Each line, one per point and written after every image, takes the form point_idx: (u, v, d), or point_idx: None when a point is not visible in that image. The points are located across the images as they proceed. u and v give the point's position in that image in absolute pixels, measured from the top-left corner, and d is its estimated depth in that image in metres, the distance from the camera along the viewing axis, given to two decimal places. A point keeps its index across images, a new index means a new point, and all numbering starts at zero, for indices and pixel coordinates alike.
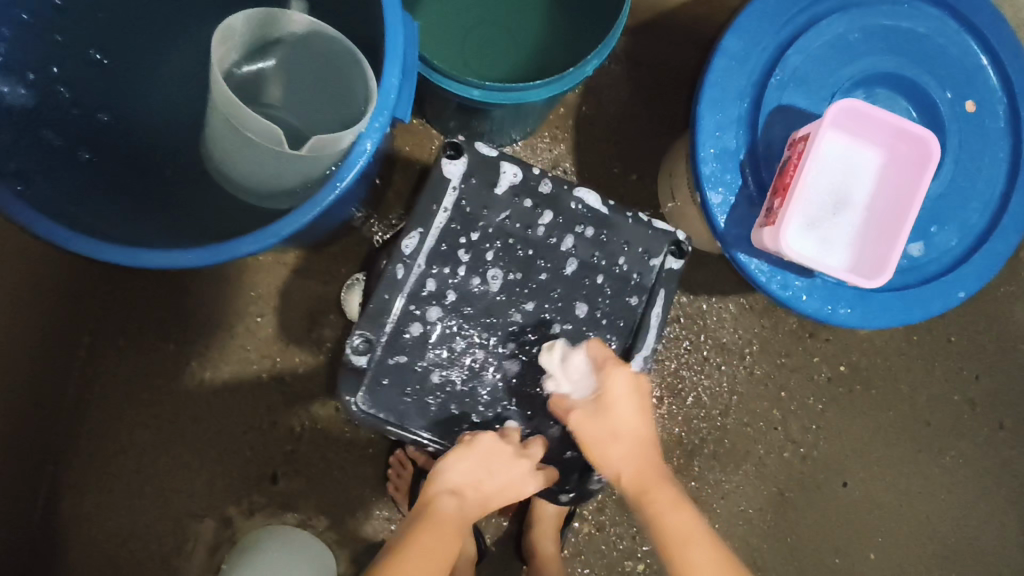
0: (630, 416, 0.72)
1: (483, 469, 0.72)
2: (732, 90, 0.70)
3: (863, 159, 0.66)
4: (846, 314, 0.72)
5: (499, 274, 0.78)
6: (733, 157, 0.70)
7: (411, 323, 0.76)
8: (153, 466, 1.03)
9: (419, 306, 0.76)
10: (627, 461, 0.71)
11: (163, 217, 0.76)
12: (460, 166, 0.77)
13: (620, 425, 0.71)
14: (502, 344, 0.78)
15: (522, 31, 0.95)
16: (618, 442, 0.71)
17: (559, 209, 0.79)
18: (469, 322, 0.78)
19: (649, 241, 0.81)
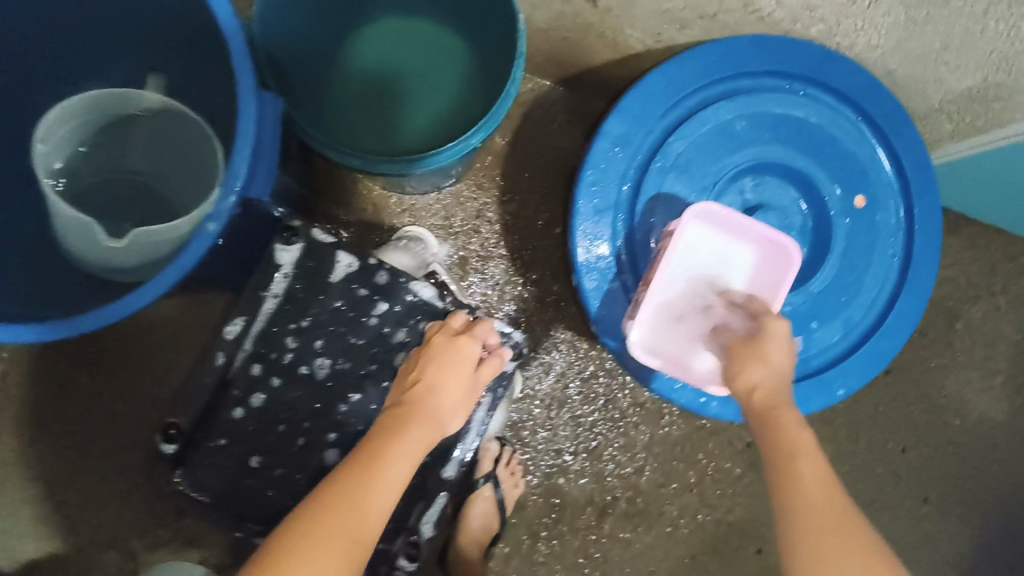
0: (781, 353, 0.57)
1: (436, 365, 0.68)
2: (611, 174, 0.69)
3: (729, 261, 0.65)
4: (719, 405, 0.71)
5: (325, 363, 0.76)
6: (608, 244, 0.69)
7: (233, 407, 0.76)
8: (60, 495, 1.03)
9: (243, 391, 0.76)
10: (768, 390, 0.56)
11: (48, 267, 0.77)
12: (293, 253, 0.76)
13: (772, 348, 0.57)
14: (325, 437, 0.75)
15: (438, 83, 0.95)
16: (764, 370, 0.57)
17: (396, 300, 0.77)
18: (292, 410, 0.76)
19: None
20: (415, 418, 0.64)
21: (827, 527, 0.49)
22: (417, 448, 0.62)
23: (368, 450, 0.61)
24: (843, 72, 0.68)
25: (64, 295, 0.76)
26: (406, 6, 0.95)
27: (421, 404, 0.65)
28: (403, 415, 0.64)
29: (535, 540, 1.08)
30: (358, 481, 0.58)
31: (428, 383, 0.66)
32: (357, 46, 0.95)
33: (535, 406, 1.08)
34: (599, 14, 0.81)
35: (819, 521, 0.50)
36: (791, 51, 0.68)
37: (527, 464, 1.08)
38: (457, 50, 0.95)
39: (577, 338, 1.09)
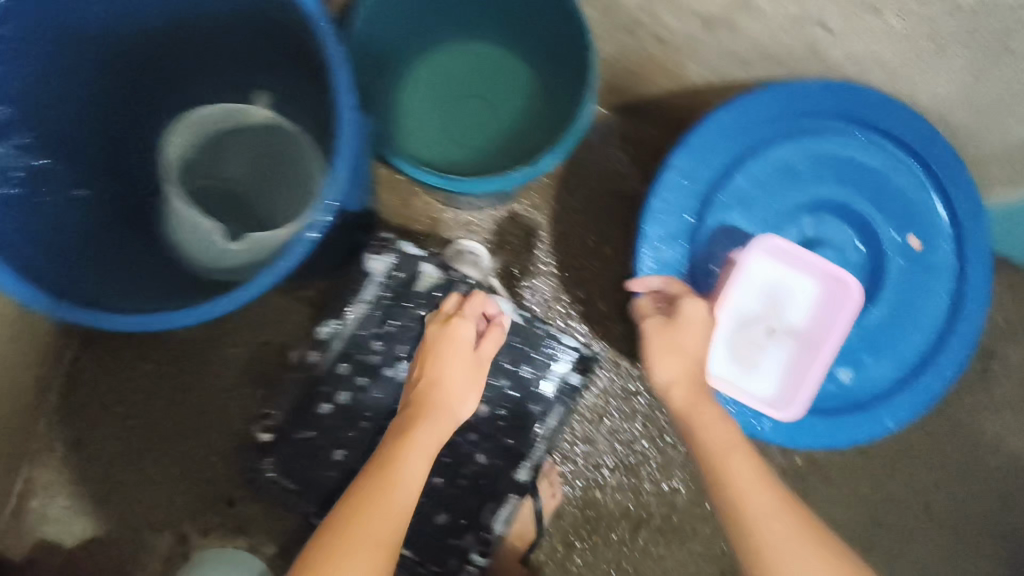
0: (703, 336, 0.67)
1: (444, 356, 0.84)
2: (678, 205, 0.73)
3: (789, 291, 0.68)
4: (771, 429, 0.74)
5: (409, 363, 0.92)
6: (673, 269, 0.73)
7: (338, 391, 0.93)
8: (119, 477, 1.08)
9: (344, 376, 0.93)
10: (689, 379, 0.66)
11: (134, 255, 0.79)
12: (385, 263, 0.92)
13: (698, 332, 0.67)
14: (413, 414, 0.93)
15: (507, 103, 0.98)
16: (685, 361, 0.66)
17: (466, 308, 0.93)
18: (381, 400, 0.93)
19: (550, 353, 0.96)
20: (437, 411, 0.80)
21: (757, 501, 0.62)
22: (432, 439, 0.77)
23: (387, 453, 0.74)
24: (901, 120, 0.72)
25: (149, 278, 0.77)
26: (472, 26, 0.96)
27: (429, 397, 0.81)
28: (417, 410, 0.80)
29: (569, 549, 1.11)
30: (387, 472, 0.71)
31: (432, 375, 0.83)
32: (437, 62, 0.98)
33: (575, 419, 1.12)
34: (665, 49, 0.84)
35: (766, 521, 0.61)
36: (854, 97, 0.72)
37: (565, 475, 1.12)
38: (520, 72, 0.97)
39: (620, 356, 1.12)
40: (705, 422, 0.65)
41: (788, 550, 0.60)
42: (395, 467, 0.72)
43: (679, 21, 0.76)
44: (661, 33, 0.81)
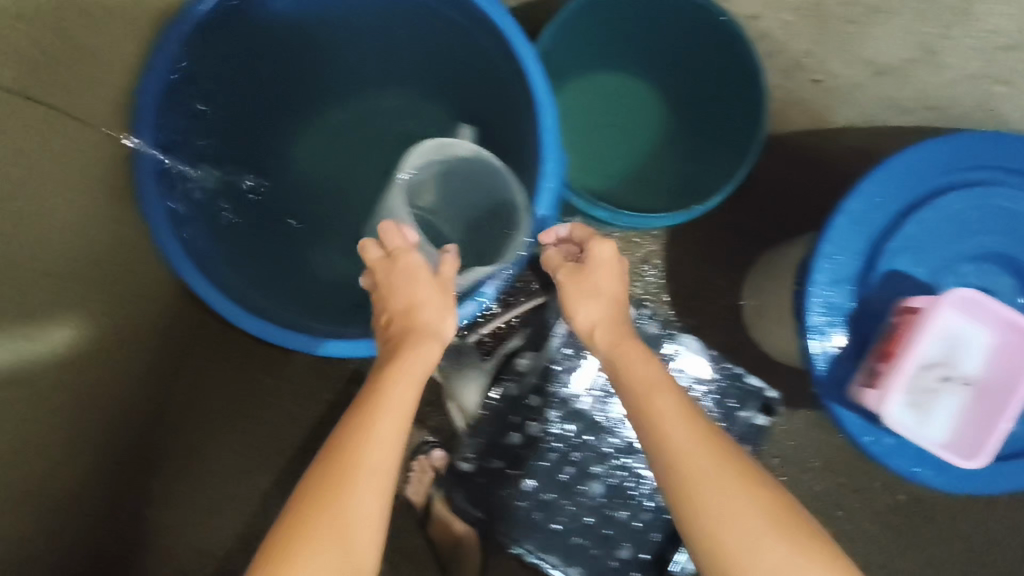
0: (608, 284, 0.68)
1: (402, 281, 0.65)
2: (848, 247, 0.74)
3: (968, 341, 0.69)
4: (930, 474, 0.74)
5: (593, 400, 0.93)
6: (841, 311, 0.74)
7: (526, 420, 0.92)
8: (232, 486, 1.09)
9: (535, 408, 0.92)
10: (612, 323, 0.67)
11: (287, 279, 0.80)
12: None
13: (600, 283, 0.68)
14: (595, 453, 0.92)
15: (643, 137, 0.99)
16: (598, 303, 0.67)
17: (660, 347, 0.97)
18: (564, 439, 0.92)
19: (734, 392, 0.96)
20: (415, 340, 0.63)
21: (694, 455, 0.60)
22: (423, 367, 0.63)
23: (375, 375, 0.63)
24: None
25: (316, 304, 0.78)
26: (615, 58, 0.96)
27: (414, 327, 0.64)
28: (400, 335, 0.64)
29: None
30: (376, 401, 0.61)
31: (404, 301, 0.65)
32: (581, 90, 0.98)
33: None
34: (815, 91, 0.88)
35: (713, 526, 0.58)
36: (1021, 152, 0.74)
37: None
38: (657, 105, 0.98)
39: None
40: (641, 374, 0.64)
41: (750, 543, 0.57)
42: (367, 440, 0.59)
43: (846, 67, 0.84)
44: (818, 77, 0.85)
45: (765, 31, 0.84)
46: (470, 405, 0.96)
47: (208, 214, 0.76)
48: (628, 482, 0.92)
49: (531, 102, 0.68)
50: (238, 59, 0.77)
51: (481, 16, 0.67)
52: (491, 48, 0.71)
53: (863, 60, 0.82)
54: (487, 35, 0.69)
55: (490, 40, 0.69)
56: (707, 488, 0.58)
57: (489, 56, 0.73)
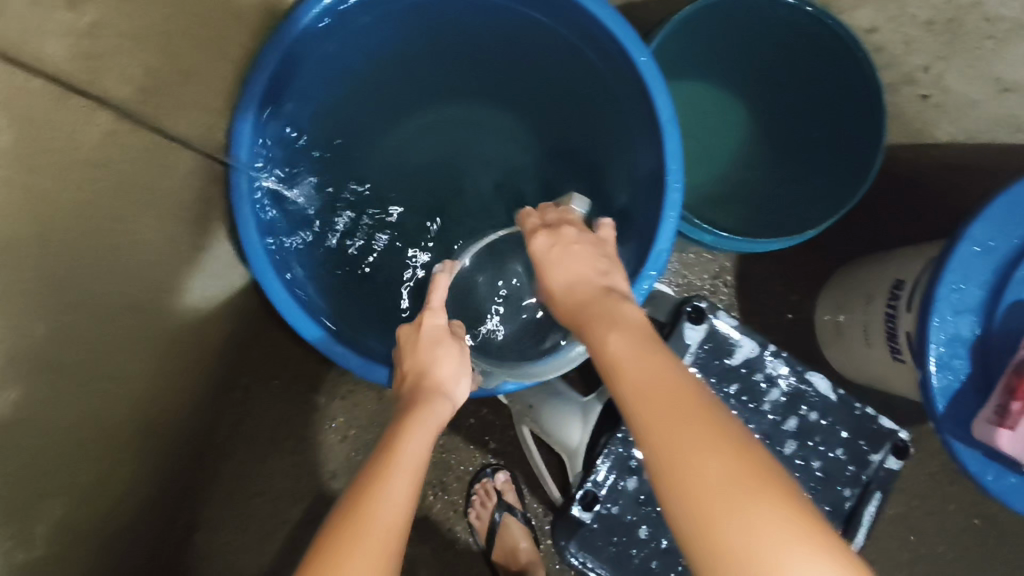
0: (568, 258, 0.62)
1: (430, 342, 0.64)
2: (973, 276, 0.69)
3: None
4: None
5: None
6: (963, 344, 0.70)
7: (628, 476, 0.81)
8: (290, 513, 1.05)
9: (638, 463, 0.81)
10: (577, 298, 0.59)
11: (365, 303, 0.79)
12: (699, 332, 0.83)
13: (550, 270, 0.62)
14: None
15: (724, 150, 0.95)
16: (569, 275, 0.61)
17: (791, 390, 0.85)
18: None
19: (872, 435, 0.85)
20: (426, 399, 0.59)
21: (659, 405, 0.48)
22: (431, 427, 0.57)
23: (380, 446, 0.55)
24: None
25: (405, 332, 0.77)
26: (702, 68, 0.91)
27: (420, 390, 0.60)
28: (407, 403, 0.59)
29: None
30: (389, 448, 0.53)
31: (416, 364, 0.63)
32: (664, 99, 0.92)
33: None
34: (923, 107, 0.83)
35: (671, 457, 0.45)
36: None
37: None
38: (740, 117, 0.94)
39: None
40: (604, 327, 0.55)
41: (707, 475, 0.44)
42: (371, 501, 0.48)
43: (965, 84, 0.76)
44: (929, 93, 0.80)
45: (878, 44, 0.79)
46: (575, 441, 0.88)
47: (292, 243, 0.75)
48: None
49: (651, 129, 0.67)
50: (328, 73, 0.75)
51: (598, 28, 0.67)
52: (601, 66, 0.71)
53: (991, 77, 0.73)
54: (599, 58, 0.70)
55: (609, 53, 0.68)
56: (657, 421, 0.47)
57: (596, 73, 0.73)
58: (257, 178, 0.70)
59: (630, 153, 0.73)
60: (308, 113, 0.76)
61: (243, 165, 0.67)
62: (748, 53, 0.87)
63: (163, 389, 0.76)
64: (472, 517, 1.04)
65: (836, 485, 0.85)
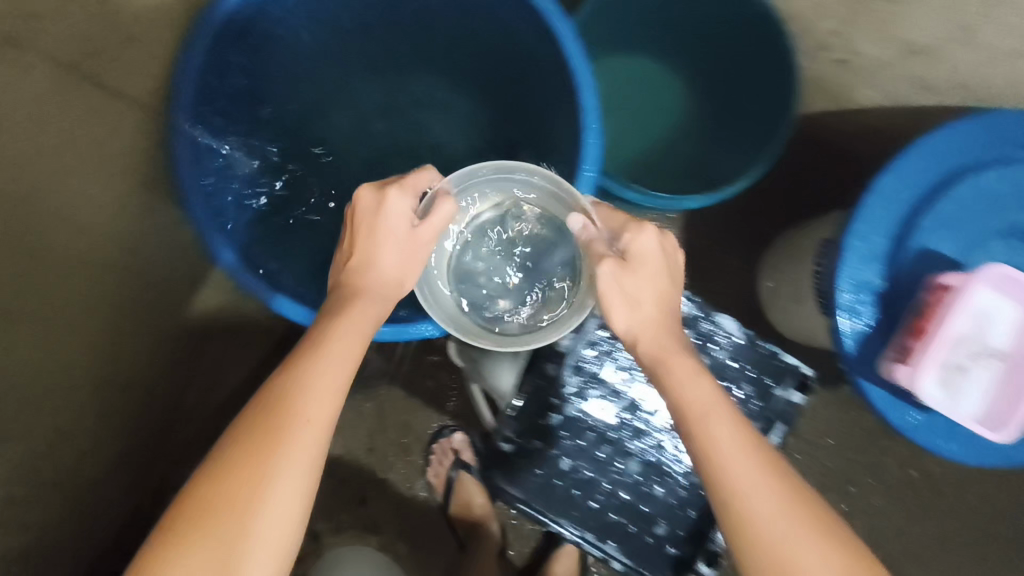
0: (654, 282, 0.63)
1: (392, 239, 0.64)
2: (877, 228, 0.74)
3: (1003, 314, 0.69)
4: (959, 450, 0.76)
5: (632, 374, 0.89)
6: (870, 290, 0.74)
7: (552, 413, 0.88)
8: None
9: (560, 401, 0.88)
10: (648, 325, 0.62)
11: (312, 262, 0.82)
12: None
13: (621, 288, 0.62)
14: (626, 446, 0.87)
15: (665, 115, 0.99)
16: (645, 302, 0.63)
17: (700, 329, 0.91)
18: (598, 417, 0.87)
19: (777, 371, 0.90)
20: (361, 295, 0.63)
21: (742, 451, 0.56)
22: (363, 322, 0.61)
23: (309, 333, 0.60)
24: None
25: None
26: (638, 41, 0.96)
27: (361, 283, 0.63)
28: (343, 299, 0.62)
29: None
30: (320, 343, 0.58)
31: (363, 256, 0.64)
32: (601, 71, 0.97)
33: None
34: (840, 71, 0.88)
35: (774, 529, 0.52)
36: None
37: None
38: (676, 86, 0.98)
39: None
40: (676, 361, 0.60)
41: (801, 551, 0.52)
42: (297, 410, 0.54)
43: (875, 47, 0.81)
44: (844, 57, 0.85)
45: (795, 11, 0.84)
46: (506, 387, 0.96)
47: (236, 203, 0.79)
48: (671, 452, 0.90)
49: (570, 91, 0.70)
50: (271, 45, 0.80)
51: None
52: (525, 30, 0.72)
53: (894, 39, 0.78)
54: (524, 23, 0.71)
55: (524, 16, 0.70)
56: (757, 493, 0.54)
57: (519, 40, 0.74)
58: (200, 136, 0.73)
59: (552, 114, 0.75)
60: (258, 81, 0.82)
61: (187, 125, 0.70)
62: (676, 25, 0.92)
63: (117, 344, 0.81)
64: (431, 474, 1.09)
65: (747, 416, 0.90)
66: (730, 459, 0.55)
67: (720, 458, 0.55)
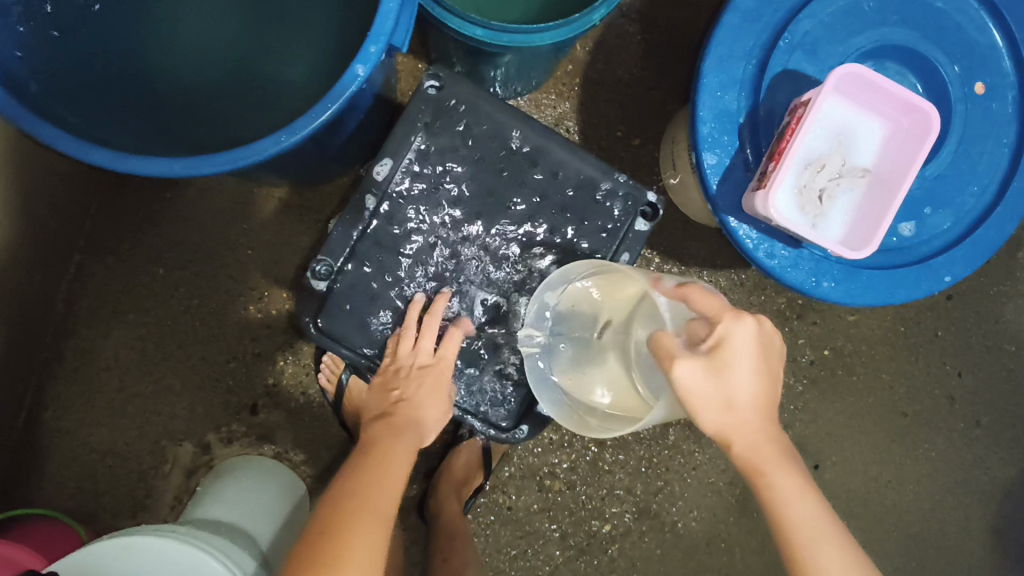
0: (748, 374, 0.61)
1: (432, 386, 0.78)
2: (736, 49, 0.69)
3: (864, 129, 0.67)
4: (831, 288, 0.72)
5: (462, 214, 0.82)
6: (732, 119, 0.69)
7: (378, 254, 0.80)
8: (135, 387, 1.04)
9: (388, 239, 0.80)
10: (741, 429, 0.62)
11: (118, 118, 0.75)
12: (440, 101, 0.80)
13: (700, 390, 0.60)
14: (464, 290, 0.83)
15: None
16: (740, 395, 0.61)
17: (538, 159, 0.81)
18: (431, 260, 0.82)
19: (620, 200, 0.82)
20: (403, 427, 0.75)
21: (819, 538, 0.59)
22: (402, 462, 0.71)
23: (376, 446, 0.73)
24: None
25: (162, 142, 0.75)
26: None
27: (398, 414, 0.76)
28: (390, 426, 0.75)
29: (600, 448, 1.10)
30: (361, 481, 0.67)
31: (410, 399, 0.77)
32: None
33: None
34: None
35: None
36: None
37: None
38: None
39: (648, 252, 1.07)
40: (780, 474, 0.61)
41: None
42: (349, 545, 0.61)
43: None
44: None
45: None
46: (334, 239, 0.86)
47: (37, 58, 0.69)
48: (514, 297, 0.83)
49: None
50: None
51: None
52: None
53: None
54: None
55: None
56: (825, 556, 0.59)
57: None
58: None
59: None
60: None
61: None
62: None
63: None
64: (324, 379, 1.00)
65: (591, 248, 0.83)
66: (801, 528, 0.60)
67: (799, 542, 0.59)
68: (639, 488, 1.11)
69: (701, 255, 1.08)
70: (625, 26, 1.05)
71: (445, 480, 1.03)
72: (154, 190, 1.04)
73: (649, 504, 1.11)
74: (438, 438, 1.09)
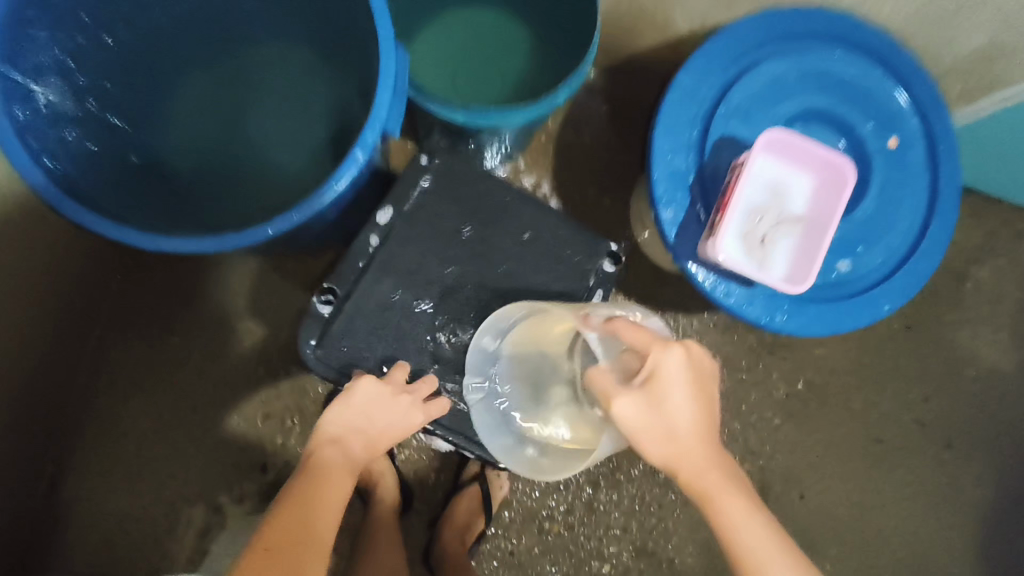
0: (681, 400, 0.68)
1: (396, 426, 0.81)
2: (682, 120, 0.80)
3: (798, 181, 0.77)
4: (784, 321, 0.81)
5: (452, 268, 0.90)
6: (683, 178, 0.80)
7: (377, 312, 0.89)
8: (151, 451, 1.09)
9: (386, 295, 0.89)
10: (683, 452, 0.69)
11: (153, 210, 0.85)
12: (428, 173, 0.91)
13: (639, 419, 0.68)
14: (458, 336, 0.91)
15: (512, 59, 1.04)
16: (677, 419, 0.68)
17: (517, 219, 0.92)
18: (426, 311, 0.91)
19: (593, 249, 0.92)
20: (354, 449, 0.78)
21: (759, 544, 0.66)
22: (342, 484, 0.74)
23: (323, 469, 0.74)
24: (870, 34, 0.82)
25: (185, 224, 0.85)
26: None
27: (347, 432, 0.78)
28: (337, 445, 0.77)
29: (595, 488, 1.15)
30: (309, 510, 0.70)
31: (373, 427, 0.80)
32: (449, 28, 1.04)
33: None
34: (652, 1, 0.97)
35: None
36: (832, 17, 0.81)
37: None
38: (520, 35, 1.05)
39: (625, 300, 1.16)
40: (722, 492, 0.68)
41: None
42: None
43: None
44: None
45: None
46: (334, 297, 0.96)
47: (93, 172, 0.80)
48: None
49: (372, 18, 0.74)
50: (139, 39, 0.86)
51: None
52: None
53: None
54: None
55: None
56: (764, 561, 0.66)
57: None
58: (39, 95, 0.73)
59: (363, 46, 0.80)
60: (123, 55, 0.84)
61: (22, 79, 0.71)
62: None
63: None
64: None
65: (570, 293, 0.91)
66: (748, 545, 0.67)
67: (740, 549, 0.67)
68: (634, 526, 1.16)
69: (674, 301, 1.17)
70: (590, 100, 1.18)
71: (449, 527, 1.08)
72: (168, 266, 1.13)
73: (644, 541, 1.16)
74: (439, 487, 1.14)
